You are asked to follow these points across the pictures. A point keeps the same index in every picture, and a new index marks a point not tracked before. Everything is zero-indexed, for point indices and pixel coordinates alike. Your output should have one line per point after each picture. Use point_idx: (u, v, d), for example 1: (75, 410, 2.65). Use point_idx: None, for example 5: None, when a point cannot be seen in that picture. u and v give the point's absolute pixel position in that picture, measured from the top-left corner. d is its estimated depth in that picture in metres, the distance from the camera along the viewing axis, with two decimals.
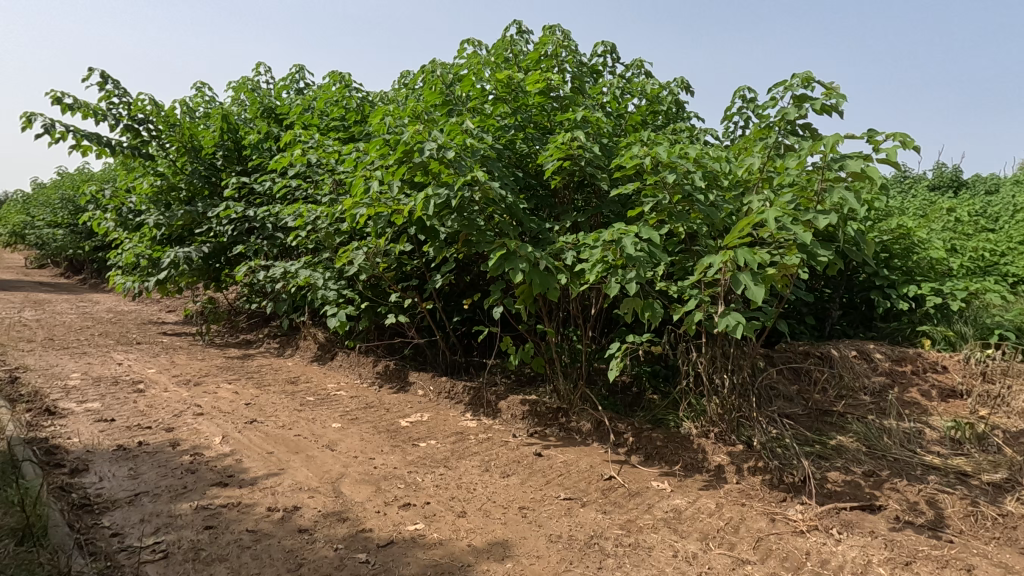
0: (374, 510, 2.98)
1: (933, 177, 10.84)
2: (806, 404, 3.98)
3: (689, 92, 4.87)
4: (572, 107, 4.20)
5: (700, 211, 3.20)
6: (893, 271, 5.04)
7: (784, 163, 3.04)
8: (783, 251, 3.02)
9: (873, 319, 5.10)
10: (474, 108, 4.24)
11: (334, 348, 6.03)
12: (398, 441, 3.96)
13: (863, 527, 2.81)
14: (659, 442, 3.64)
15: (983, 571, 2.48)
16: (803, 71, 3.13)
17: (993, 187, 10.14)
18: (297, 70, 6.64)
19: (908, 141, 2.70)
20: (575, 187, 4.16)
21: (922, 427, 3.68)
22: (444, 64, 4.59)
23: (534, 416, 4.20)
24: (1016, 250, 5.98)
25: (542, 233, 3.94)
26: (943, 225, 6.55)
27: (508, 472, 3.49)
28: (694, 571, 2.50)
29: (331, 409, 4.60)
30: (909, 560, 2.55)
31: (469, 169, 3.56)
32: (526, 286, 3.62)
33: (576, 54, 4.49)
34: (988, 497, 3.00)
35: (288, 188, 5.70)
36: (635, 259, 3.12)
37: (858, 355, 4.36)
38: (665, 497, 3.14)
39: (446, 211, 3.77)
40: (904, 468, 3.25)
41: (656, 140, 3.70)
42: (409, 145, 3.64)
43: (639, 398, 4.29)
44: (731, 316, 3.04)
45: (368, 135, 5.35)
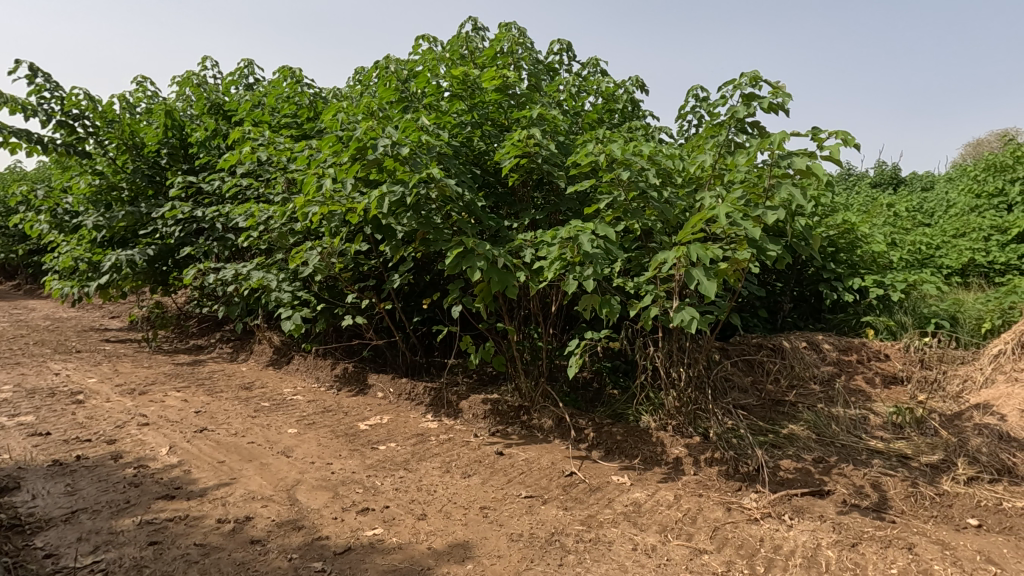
0: (331, 517, 2.90)
1: (874, 175, 11.45)
2: (759, 395, 4.10)
3: (644, 91, 4.95)
4: (528, 105, 4.20)
5: (655, 207, 3.25)
6: (839, 265, 5.26)
7: (734, 160, 3.11)
8: (735, 246, 3.09)
9: (822, 311, 5.33)
10: (430, 105, 4.18)
11: (290, 352, 5.86)
12: (357, 445, 3.87)
13: (813, 512, 2.91)
14: (619, 437, 3.69)
15: (923, 549, 2.59)
16: (751, 71, 3.21)
17: (930, 184, 10.71)
18: (246, 64, 6.41)
19: (849, 139, 2.79)
20: (533, 185, 4.16)
21: (867, 413, 3.83)
22: (398, 61, 4.52)
23: (495, 415, 4.18)
24: (951, 243, 6.33)
25: (500, 231, 3.93)
26: (884, 220, 6.91)
27: (469, 472, 3.45)
28: (653, 563, 2.52)
29: (287, 415, 4.46)
30: (855, 542, 2.65)
31: (424, 167, 3.51)
32: (484, 285, 3.58)
33: (532, 52, 4.52)
34: (927, 478, 3.14)
35: (238, 187, 5.51)
36: (593, 256, 3.13)
37: (807, 346, 4.53)
38: (625, 491, 3.17)
39: (402, 209, 3.69)
40: (851, 453, 3.38)
41: (611, 138, 3.74)
42: (362, 141, 3.55)
43: (600, 393, 4.34)
44: (685, 311, 3.08)
45: (322, 133, 5.21)
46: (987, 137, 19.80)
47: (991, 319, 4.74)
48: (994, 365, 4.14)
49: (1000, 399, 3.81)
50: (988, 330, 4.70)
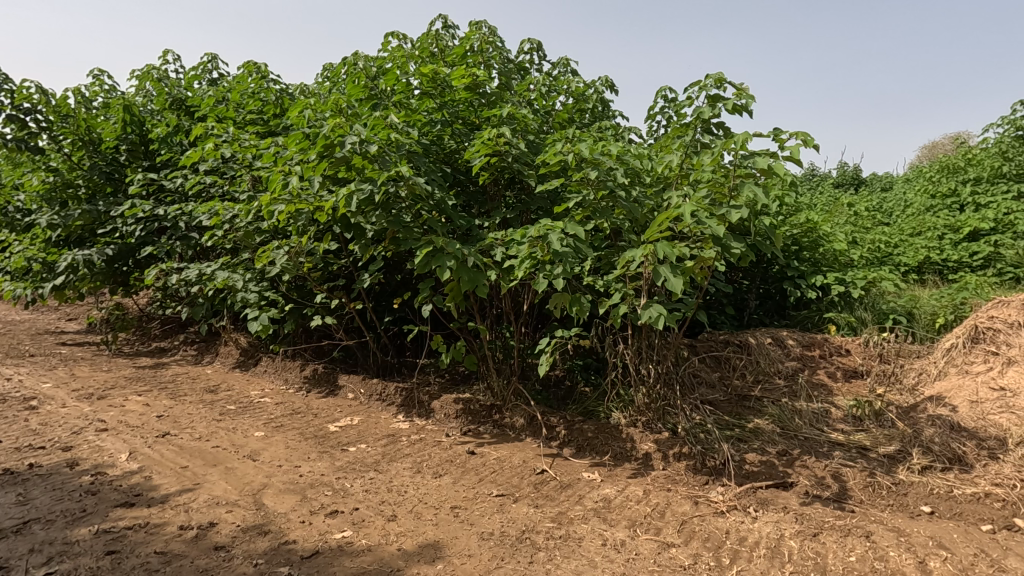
0: (298, 521, 2.85)
1: (836, 176, 11.81)
2: (726, 390, 4.19)
3: (613, 91, 5.01)
4: (499, 104, 4.20)
5: (623, 206, 3.28)
6: (803, 263, 5.43)
7: (699, 159, 3.16)
8: (701, 245, 3.14)
9: (786, 308, 5.48)
10: (399, 103, 4.14)
11: (258, 353, 5.75)
12: (326, 447, 3.81)
13: (777, 504, 2.99)
14: (590, 434, 3.72)
15: (880, 537, 2.68)
16: (716, 72, 3.27)
17: (889, 184, 11.12)
18: (209, 59, 6.25)
19: (809, 140, 2.86)
20: (504, 184, 4.17)
21: (829, 407, 3.95)
22: (367, 58, 4.46)
23: (466, 415, 4.17)
24: (908, 241, 6.57)
25: (471, 230, 3.92)
26: (846, 220, 7.14)
27: (439, 472, 3.44)
28: (622, 558, 2.55)
29: (254, 418, 4.36)
30: (817, 532, 2.72)
31: (393, 165, 3.47)
32: (455, 284, 3.55)
33: (502, 51, 4.53)
34: (884, 468, 3.25)
35: (202, 185, 5.36)
36: (562, 254, 3.14)
37: (772, 342, 4.64)
38: (596, 487, 3.20)
39: (371, 208, 3.64)
40: (813, 445, 3.48)
41: (580, 138, 3.76)
42: (330, 138, 3.50)
43: (571, 391, 4.37)
44: (653, 308, 3.12)
45: (289, 130, 5.11)
46: (942, 140, 20.68)
47: (944, 315, 4.94)
48: (946, 358, 4.29)
49: (952, 390, 3.97)
50: (941, 325, 4.89)
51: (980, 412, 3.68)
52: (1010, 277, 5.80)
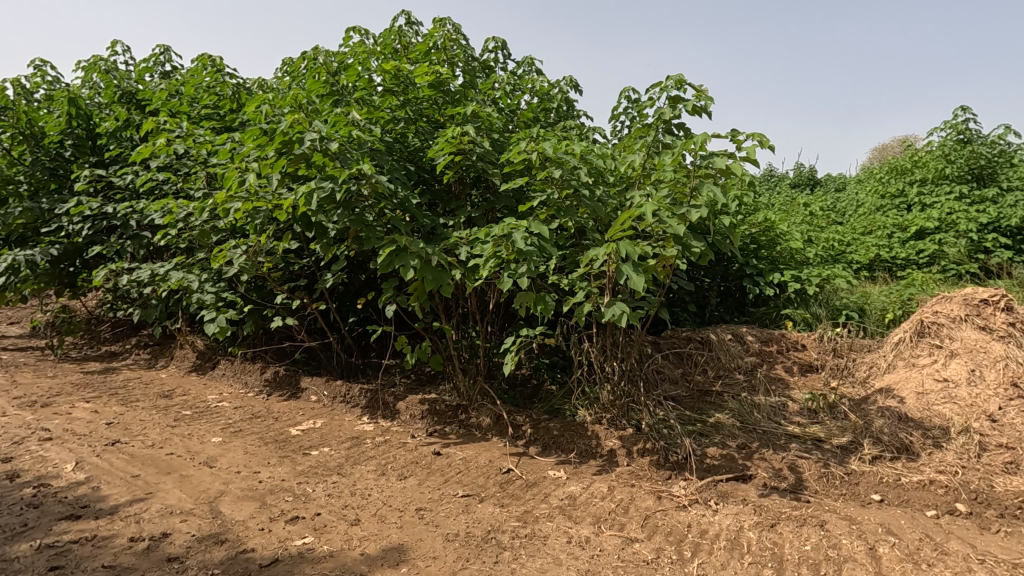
0: (257, 528, 2.77)
1: (793, 176, 12.21)
2: (688, 386, 4.28)
3: (578, 91, 5.04)
4: (463, 102, 4.16)
5: (586, 205, 3.31)
6: (760, 261, 5.60)
7: (661, 159, 3.21)
8: (662, 244, 3.19)
9: (746, 305, 5.64)
10: (361, 99, 4.07)
11: (216, 356, 5.57)
12: (287, 451, 3.72)
13: (736, 496, 3.06)
14: (556, 432, 3.74)
15: (833, 525, 2.77)
16: (676, 74, 3.33)
17: (842, 184, 11.58)
18: (161, 50, 6.00)
19: (765, 141, 2.93)
20: (470, 183, 4.14)
21: (786, 400, 4.07)
22: (327, 53, 4.36)
23: (432, 415, 4.14)
24: (860, 240, 6.87)
25: (436, 229, 3.88)
26: (802, 219, 7.40)
27: (404, 474, 3.40)
28: (587, 554, 2.57)
29: (211, 423, 4.22)
30: (774, 522, 2.80)
31: (354, 162, 3.40)
32: (418, 283, 3.50)
33: (466, 49, 4.51)
34: (837, 458, 3.37)
35: (154, 182, 5.16)
36: (526, 253, 3.14)
37: (732, 338, 4.76)
38: (561, 485, 3.22)
39: (332, 206, 3.55)
40: (771, 438, 3.59)
41: (544, 137, 3.77)
42: (288, 135, 3.40)
43: (537, 389, 4.39)
44: (617, 306, 3.15)
45: (246, 126, 4.95)
46: (889, 143, 21.69)
47: (893, 310, 5.15)
48: (895, 352, 4.48)
49: (900, 382, 4.15)
50: (890, 320, 5.11)
51: (925, 402, 3.86)
52: (953, 273, 6.11)
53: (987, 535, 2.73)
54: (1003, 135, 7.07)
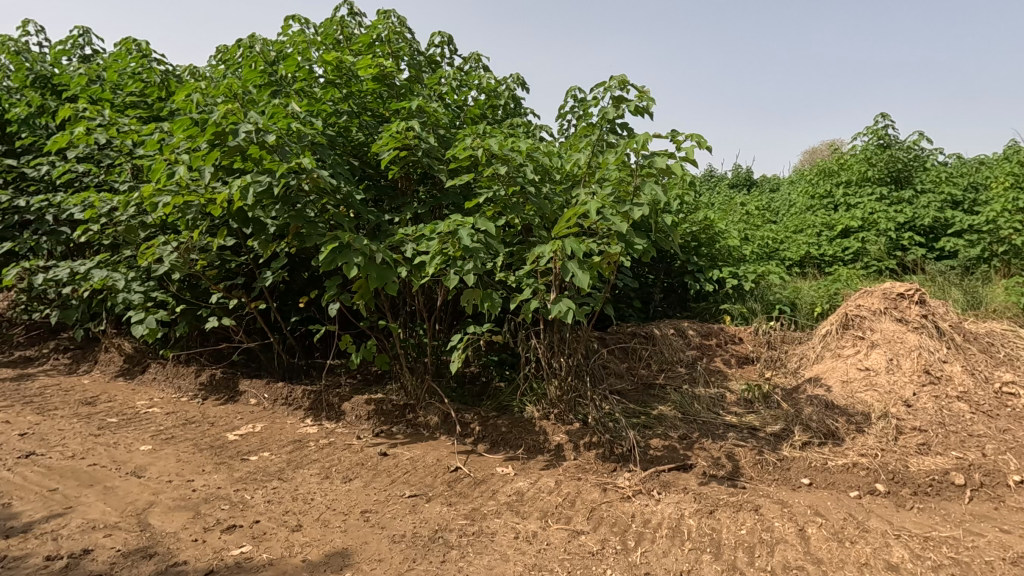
0: (189, 539, 2.63)
1: (731, 176, 12.72)
2: (633, 380, 4.39)
3: (525, 88, 5.05)
4: (408, 96, 4.09)
5: (533, 203, 3.33)
6: (701, 258, 5.81)
7: (605, 158, 3.26)
8: (607, 241, 3.24)
9: (688, 300, 5.84)
10: (301, 91, 3.93)
11: (146, 360, 5.26)
12: (223, 457, 3.56)
13: (678, 485, 3.17)
14: (504, 428, 3.75)
15: (766, 509, 2.91)
16: (619, 74, 3.39)
17: (776, 185, 12.17)
18: (80, 32, 5.59)
19: (703, 142, 3.03)
20: (416, 179, 4.08)
21: (724, 391, 4.25)
22: (264, 41, 4.18)
23: (378, 416, 4.06)
24: (792, 238, 7.27)
25: (381, 226, 3.80)
26: (739, 218, 7.74)
27: (349, 476, 3.31)
28: (534, 549, 2.59)
29: (139, 430, 3.97)
30: (713, 509, 2.91)
31: (293, 156, 3.28)
32: (363, 281, 3.42)
33: (412, 43, 4.42)
34: (771, 445, 3.54)
35: (72, 173, 4.80)
36: (473, 250, 3.11)
37: (675, 332, 4.92)
38: (509, 481, 3.23)
39: (270, 201, 3.41)
40: (710, 428, 3.73)
41: (491, 133, 3.76)
42: (221, 126, 3.23)
43: (486, 387, 4.38)
44: (563, 303, 3.19)
45: (176, 116, 4.68)
46: (819, 147, 22.99)
47: (821, 304, 5.46)
48: (823, 344, 4.75)
49: (828, 371, 4.41)
50: (819, 314, 5.41)
51: (850, 390, 4.12)
52: (874, 269, 6.55)
53: (902, 511, 2.94)
54: (917, 141, 7.61)
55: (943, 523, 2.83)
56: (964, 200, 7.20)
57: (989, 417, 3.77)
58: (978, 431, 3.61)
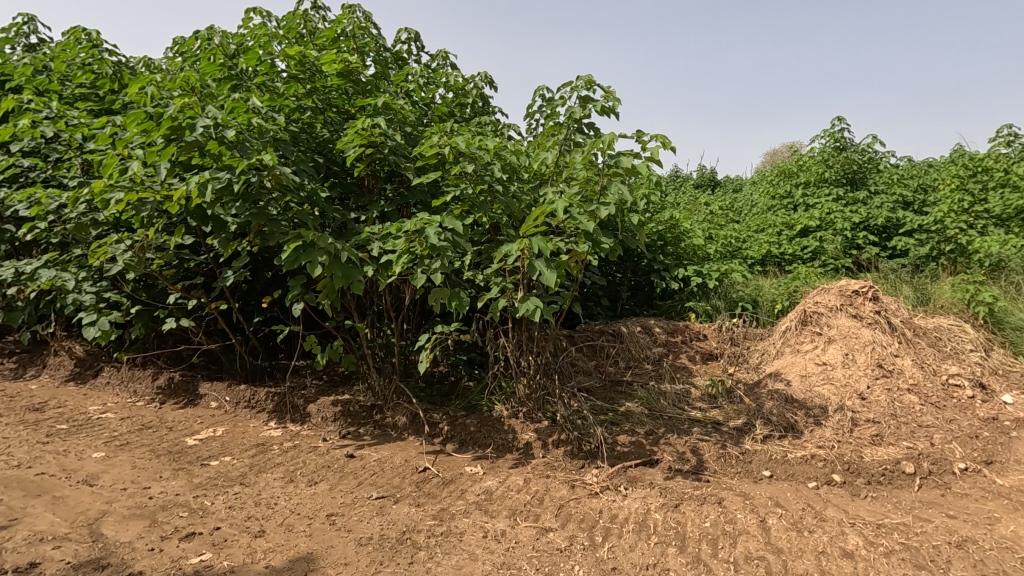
0: (145, 549, 2.54)
1: (696, 177, 12.98)
2: (601, 377, 4.44)
3: (493, 87, 5.04)
4: (374, 93, 4.04)
5: (500, 201, 3.32)
6: (667, 257, 5.91)
7: (572, 157, 3.28)
8: (574, 240, 3.27)
9: (654, 298, 5.93)
10: (262, 85, 3.83)
11: (99, 363, 5.05)
12: (182, 463, 3.44)
13: (645, 480, 3.22)
14: (473, 428, 3.74)
15: (729, 502, 2.98)
16: (586, 74, 3.41)
17: (739, 185, 12.48)
18: (25, 20, 5.31)
19: (667, 143, 3.08)
20: (383, 177, 4.03)
21: (689, 387, 4.33)
22: (223, 33, 4.06)
23: (345, 417, 3.99)
24: (754, 237, 7.45)
25: (346, 224, 3.74)
26: (703, 218, 7.91)
27: (315, 479, 3.25)
28: (502, 547, 2.59)
29: (91, 437, 3.81)
30: (678, 503, 2.96)
31: (254, 152, 3.19)
32: (328, 280, 3.34)
33: (377, 39, 4.36)
34: (734, 439, 3.63)
35: (16, 168, 4.56)
36: (440, 249, 3.09)
37: (642, 330, 4.99)
38: (478, 480, 3.22)
39: (230, 198, 3.31)
40: (676, 424, 3.80)
41: (458, 131, 3.73)
42: (177, 120, 3.11)
43: (454, 386, 4.36)
44: (530, 301, 3.19)
45: (130, 109, 4.49)
46: (779, 149, 23.70)
47: (782, 301, 5.63)
48: (782, 340, 4.90)
49: (787, 366, 4.55)
50: (779, 311, 5.58)
51: (808, 384, 4.26)
52: (831, 267, 6.79)
53: (857, 500, 3.05)
54: (871, 144, 7.91)
55: (894, 510, 2.95)
56: (915, 201, 7.53)
57: (937, 408, 3.95)
58: (926, 422, 3.78)
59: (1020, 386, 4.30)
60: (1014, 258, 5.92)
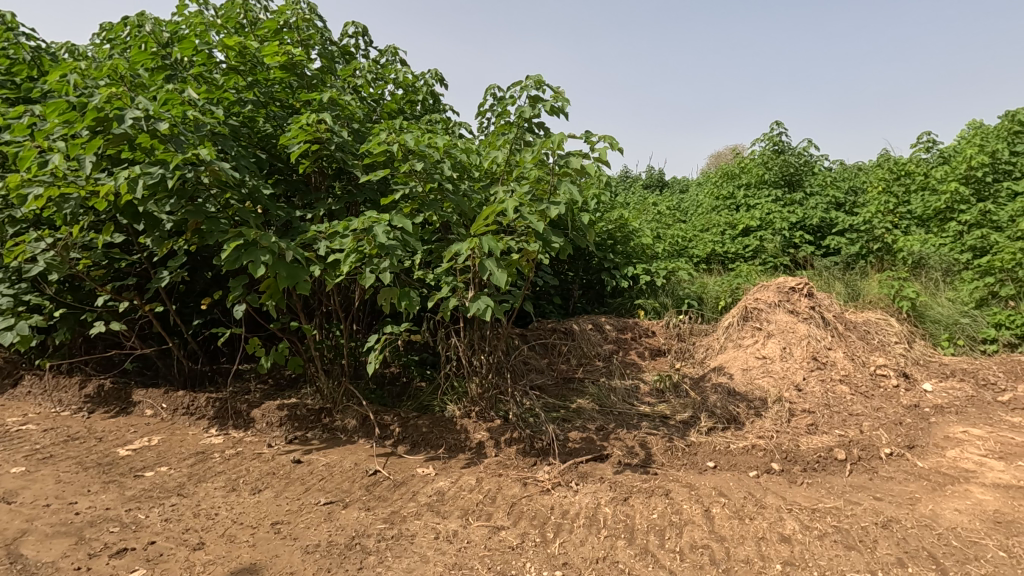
0: (71, 568, 2.38)
1: (645, 177, 13.32)
2: (553, 375, 4.49)
3: (444, 84, 5.00)
4: (320, 87, 3.93)
5: (450, 200, 3.29)
6: (617, 255, 6.02)
7: (522, 157, 3.29)
8: (525, 239, 3.27)
9: (605, 296, 6.05)
10: (199, 77, 3.65)
11: (19, 371, 4.70)
12: (113, 475, 3.24)
13: (595, 475, 3.27)
14: (425, 429, 3.70)
15: (676, 493, 3.07)
16: (535, 74, 3.43)
17: (686, 185, 12.89)
18: None
19: (615, 143, 3.13)
20: (330, 174, 3.92)
21: (638, 382, 4.44)
22: (155, 20, 3.85)
23: (292, 421, 3.87)
24: (699, 237, 7.65)
25: (292, 222, 3.62)
26: (652, 218, 8.13)
27: (259, 487, 3.13)
28: (454, 548, 2.58)
29: (10, 451, 3.54)
30: (627, 496, 3.03)
31: (190, 146, 3.04)
32: (271, 280, 3.22)
33: (323, 31, 4.25)
34: (680, 432, 3.74)
35: None
36: (389, 248, 3.03)
37: (593, 328, 5.07)
38: (430, 482, 3.19)
39: (164, 195, 3.14)
40: (625, 419, 3.89)
41: (408, 128, 3.68)
42: (103, 111, 2.92)
43: (406, 387, 4.30)
44: (482, 300, 3.18)
45: (51, 98, 4.19)
46: (723, 151, 24.64)
47: (725, 298, 5.84)
48: (726, 335, 5.09)
49: (730, 360, 4.74)
50: (723, 307, 5.79)
51: (749, 377, 4.45)
52: (771, 265, 7.11)
53: (794, 487, 3.21)
54: (807, 148, 8.32)
55: (828, 495, 3.12)
56: (846, 202, 7.98)
57: (866, 397, 4.20)
58: (856, 410, 4.02)
59: (938, 374, 4.63)
60: (933, 256, 6.34)
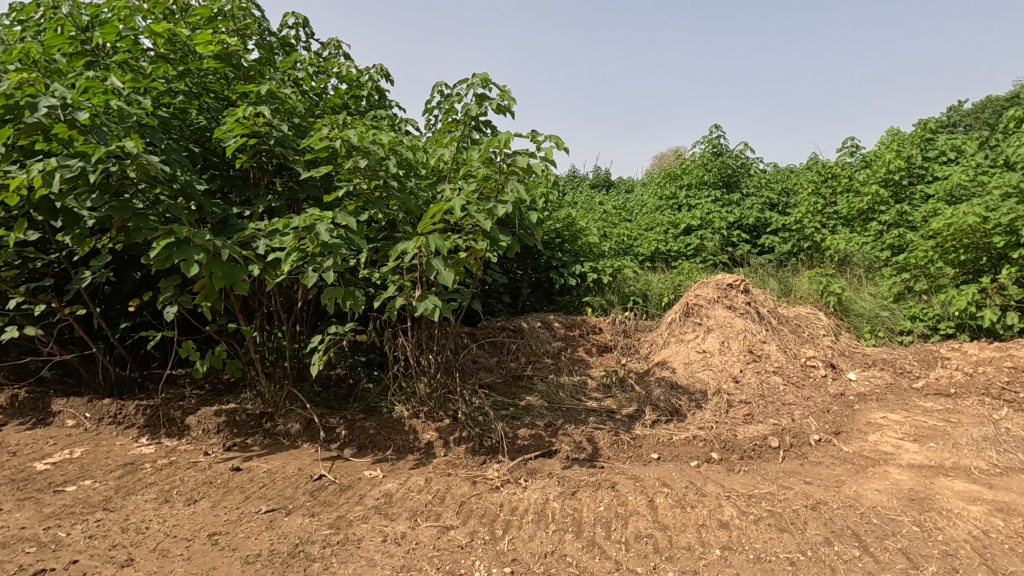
0: None
1: (592, 177, 13.56)
2: (502, 373, 4.51)
3: (389, 80, 4.92)
4: (258, 79, 3.78)
5: (396, 197, 3.24)
6: (564, 254, 6.09)
7: (469, 155, 3.28)
8: (472, 237, 3.26)
9: (553, 294, 6.12)
10: (124, 64, 3.43)
11: None
12: (30, 492, 3.01)
13: (544, 471, 3.31)
14: (372, 430, 3.63)
15: (622, 485, 3.15)
16: (482, 72, 3.43)
17: (632, 185, 13.21)
18: None
19: (561, 143, 3.16)
20: (270, 170, 3.78)
21: (586, 378, 4.53)
22: (73, 2, 3.60)
23: (231, 427, 3.71)
24: (643, 235, 7.87)
25: (228, 220, 3.46)
26: (598, 217, 8.29)
27: (194, 498, 2.98)
28: (402, 550, 2.55)
29: None
30: (575, 490, 3.09)
31: (114, 138, 2.85)
32: (206, 281, 3.06)
33: (260, 21, 4.09)
34: (626, 426, 3.84)
35: None
36: (332, 246, 2.95)
37: (541, 325, 5.12)
38: (377, 484, 3.14)
39: (85, 189, 2.93)
40: (573, 414, 3.95)
41: (352, 124, 3.59)
42: (13, 98, 2.70)
43: (352, 389, 4.21)
44: (429, 300, 3.14)
45: None
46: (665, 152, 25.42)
47: (668, 295, 6.04)
48: (668, 331, 5.26)
49: (673, 355, 4.90)
50: (666, 304, 5.98)
51: (691, 370, 4.62)
52: (711, 263, 7.39)
53: (732, 474, 3.36)
54: (743, 151, 8.70)
55: (763, 481, 3.28)
56: (779, 203, 8.40)
57: (797, 387, 4.45)
58: (788, 400, 4.24)
59: (861, 364, 4.95)
60: (856, 254, 6.77)
